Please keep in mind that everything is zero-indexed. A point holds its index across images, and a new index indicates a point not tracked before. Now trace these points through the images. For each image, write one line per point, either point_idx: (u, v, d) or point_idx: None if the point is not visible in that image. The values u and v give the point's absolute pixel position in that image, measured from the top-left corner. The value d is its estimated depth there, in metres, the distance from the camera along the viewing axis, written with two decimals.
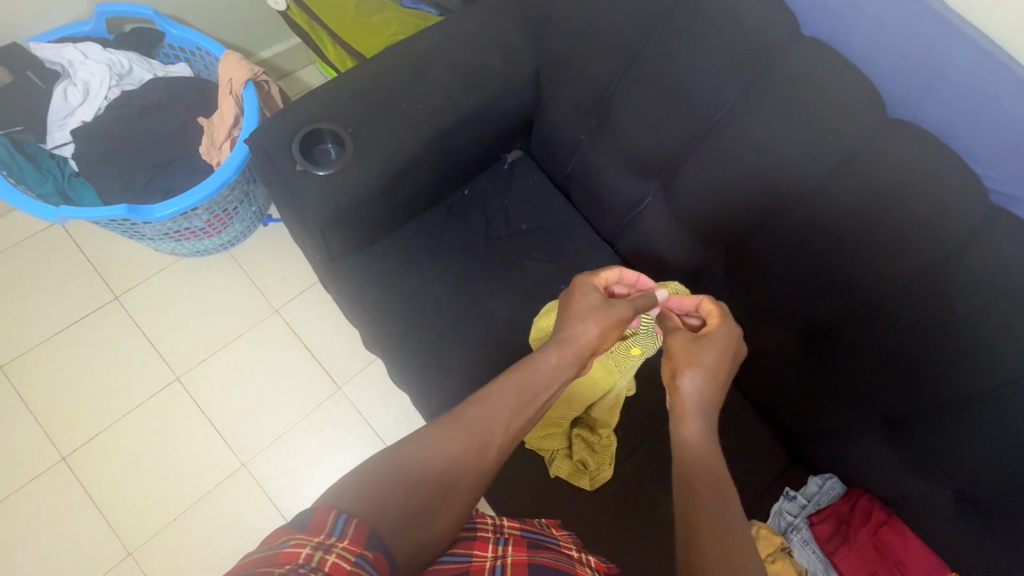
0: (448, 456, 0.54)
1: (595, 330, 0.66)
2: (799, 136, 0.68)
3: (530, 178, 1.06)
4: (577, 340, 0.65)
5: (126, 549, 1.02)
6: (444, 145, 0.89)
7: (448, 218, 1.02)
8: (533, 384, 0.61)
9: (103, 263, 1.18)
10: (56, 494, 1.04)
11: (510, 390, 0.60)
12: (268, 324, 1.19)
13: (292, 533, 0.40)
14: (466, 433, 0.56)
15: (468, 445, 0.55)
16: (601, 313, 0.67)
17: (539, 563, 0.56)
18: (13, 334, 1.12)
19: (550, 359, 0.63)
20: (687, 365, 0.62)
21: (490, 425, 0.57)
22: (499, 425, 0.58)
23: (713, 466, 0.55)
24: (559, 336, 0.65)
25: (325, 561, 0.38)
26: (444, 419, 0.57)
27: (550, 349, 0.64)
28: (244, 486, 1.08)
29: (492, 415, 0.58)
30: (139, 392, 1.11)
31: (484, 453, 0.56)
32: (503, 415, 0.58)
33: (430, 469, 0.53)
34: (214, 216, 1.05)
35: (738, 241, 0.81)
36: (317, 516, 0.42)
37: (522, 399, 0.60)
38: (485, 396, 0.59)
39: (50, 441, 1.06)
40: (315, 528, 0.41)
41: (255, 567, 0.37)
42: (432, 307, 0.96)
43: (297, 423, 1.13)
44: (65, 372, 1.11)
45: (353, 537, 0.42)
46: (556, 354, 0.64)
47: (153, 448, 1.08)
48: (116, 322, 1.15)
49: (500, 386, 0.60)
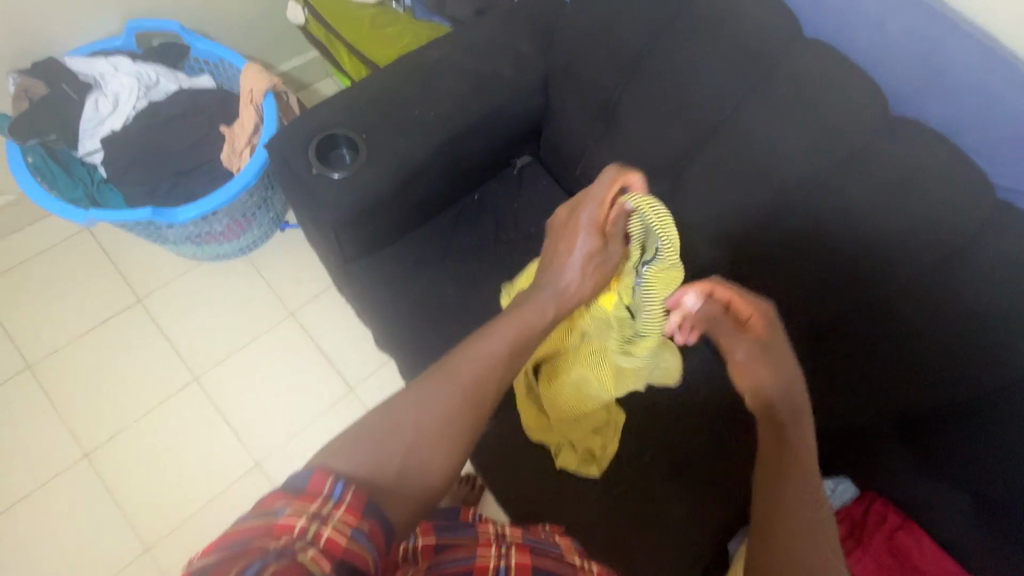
0: (442, 403, 0.55)
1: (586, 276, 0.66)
2: (802, 136, 0.70)
3: (539, 182, 1.08)
4: (567, 289, 0.66)
5: (143, 546, 1.04)
6: (455, 150, 0.92)
7: (458, 222, 1.04)
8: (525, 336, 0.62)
9: (128, 266, 1.23)
10: (77, 491, 1.06)
11: (503, 338, 0.61)
12: (283, 327, 1.22)
13: (287, 499, 0.41)
14: (453, 391, 0.56)
15: (460, 396, 0.56)
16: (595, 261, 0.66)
17: (543, 568, 0.58)
18: (41, 334, 1.16)
19: (545, 309, 0.64)
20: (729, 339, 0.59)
21: (481, 372, 0.58)
22: (490, 376, 0.58)
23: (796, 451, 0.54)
24: (550, 280, 0.66)
25: (320, 535, 0.39)
26: (434, 376, 0.57)
27: (543, 297, 0.65)
28: (258, 485, 1.10)
29: (483, 366, 0.58)
30: (159, 391, 1.15)
31: (477, 405, 0.56)
32: (495, 364, 0.59)
33: (423, 422, 0.53)
34: (233, 220, 1.09)
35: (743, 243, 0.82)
36: (315, 480, 0.44)
37: (515, 346, 0.61)
38: (473, 346, 0.60)
39: (73, 438, 1.09)
40: (312, 493, 0.42)
41: (251, 535, 0.39)
42: (442, 309, 0.98)
43: (310, 424, 1.15)
44: (88, 371, 1.14)
45: (350, 504, 0.43)
46: (553, 307, 0.65)
47: (173, 445, 1.11)
48: (138, 323, 1.19)
49: (494, 334, 0.61)
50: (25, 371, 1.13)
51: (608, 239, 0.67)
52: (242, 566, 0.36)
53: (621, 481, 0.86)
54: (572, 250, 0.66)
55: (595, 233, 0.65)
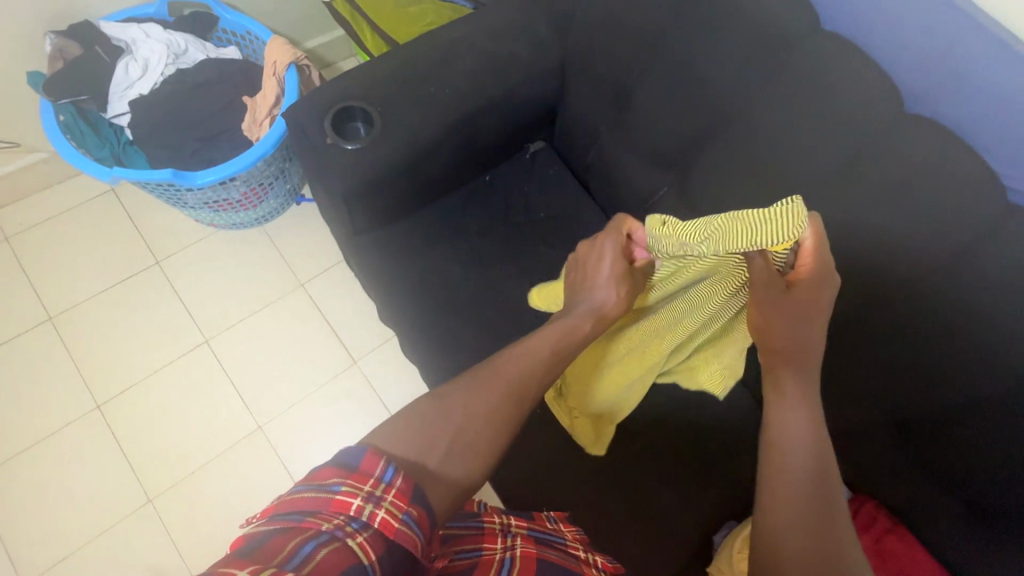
0: (487, 404, 0.57)
1: (622, 299, 0.67)
2: (812, 129, 0.69)
3: (550, 168, 1.08)
4: (603, 307, 0.67)
5: (147, 496, 1.08)
6: (467, 130, 0.93)
7: (468, 202, 1.05)
8: (564, 343, 0.64)
9: (149, 229, 1.27)
10: (87, 440, 1.10)
11: (546, 344, 0.64)
12: (293, 297, 1.25)
13: (342, 477, 0.42)
14: (499, 384, 0.58)
15: (507, 398, 0.58)
16: (627, 285, 0.67)
17: (546, 559, 0.65)
18: (64, 288, 1.20)
19: (583, 326, 0.66)
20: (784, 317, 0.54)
21: (524, 375, 0.60)
22: (532, 385, 0.60)
23: (814, 456, 0.53)
24: (583, 296, 0.68)
25: (374, 516, 0.41)
26: (481, 371, 0.59)
27: (579, 314, 0.67)
28: (259, 448, 1.13)
29: (529, 371, 0.61)
30: (171, 351, 1.18)
31: (520, 408, 0.58)
32: (539, 368, 0.61)
33: (469, 413, 0.55)
34: (251, 188, 1.12)
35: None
36: (367, 458, 0.44)
37: (558, 354, 0.63)
38: (523, 346, 0.63)
39: (87, 389, 1.13)
40: (364, 473, 0.42)
41: (304, 510, 0.40)
42: (446, 286, 0.99)
43: (313, 392, 1.18)
44: (106, 326, 1.18)
45: (401, 487, 0.43)
46: (590, 323, 0.66)
47: (181, 403, 1.15)
48: (157, 285, 1.23)
49: (540, 339, 0.64)
50: (46, 322, 1.17)
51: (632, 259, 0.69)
52: (296, 545, 0.37)
53: (610, 464, 0.87)
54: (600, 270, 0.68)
55: (620, 261, 0.67)
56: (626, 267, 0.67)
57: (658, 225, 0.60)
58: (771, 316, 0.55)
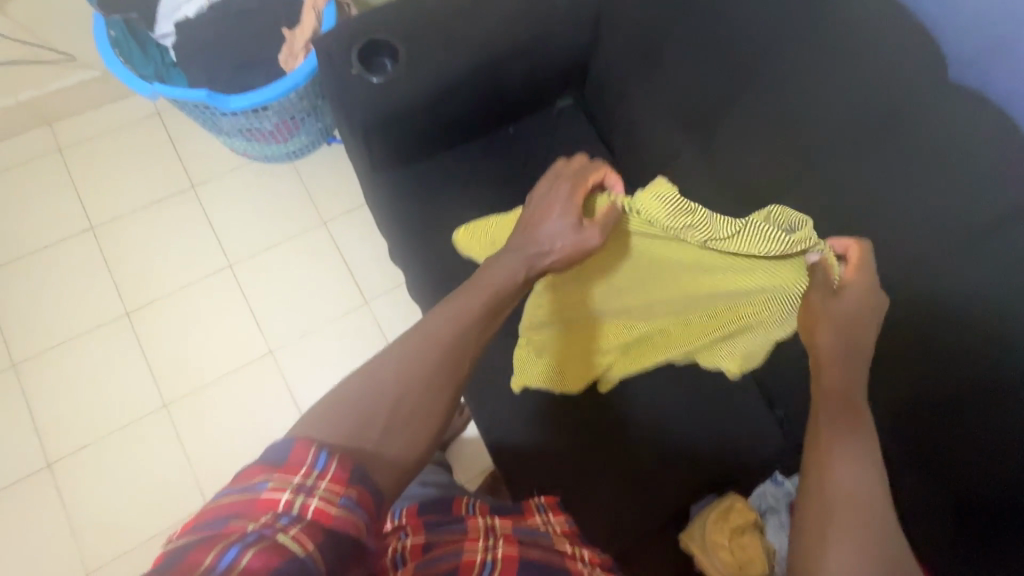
0: (421, 366, 0.54)
1: (563, 252, 0.64)
2: (844, 94, 0.66)
3: (576, 126, 1.07)
4: (542, 257, 0.63)
5: (163, 401, 1.15)
6: (493, 74, 0.92)
7: (489, 153, 1.05)
8: (498, 294, 0.61)
9: (188, 154, 1.32)
10: (114, 344, 1.18)
11: (479, 304, 0.60)
12: (314, 233, 1.29)
13: (268, 473, 0.40)
14: (431, 345, 0.55)
15: (442, 359, 0.55)
16: (574, 237, 0.63)
17: (529, 559, 0.58)
18: (107, 201, 1.28)
19: (517, 275, 0.63)
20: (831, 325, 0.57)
21: (457, 333, 0.57)
22: (469, 345, 0.57)
23: (870, 467, 0.51)
24: (523, 243, 0.64)
25: (306, 507, 0.39)
26: (407, 336, 0.56)
27: (515, 260, 0.63)
28: (268, 371, 1.19)
29: (463, 332, 0.57)
30: (197, 271, 1.25)
31: (458, 366, 0.56)
32: (475, 332, 0.58)
33: (403, 389, 0.52)
34: (283, 121, 1.15)
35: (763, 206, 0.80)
36: (296, 451, 0.42)
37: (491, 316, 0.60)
38: (451, 309, 0.58)
39: (119, 297, 1.21)
40: (294, 464, 0.41)
41: (233, 514, 0.38)
42: (458, 232, 1.00)
43: (323, 326, 1.23)
44: (141, 241, 1.25)
45: (337, 473, 0.41)
46: (526, 272, 0.63)
47: (202, 320, 1.21)
48: (190, 207, 1.29)
49: (472, 300, 0.60)
50: (88, 231, 1.25)
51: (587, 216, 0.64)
52: (220, 549, 0.35)
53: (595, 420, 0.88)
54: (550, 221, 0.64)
55: (577, 209, 0.63)
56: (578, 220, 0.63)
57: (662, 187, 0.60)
58: (817, 315, 0.59)
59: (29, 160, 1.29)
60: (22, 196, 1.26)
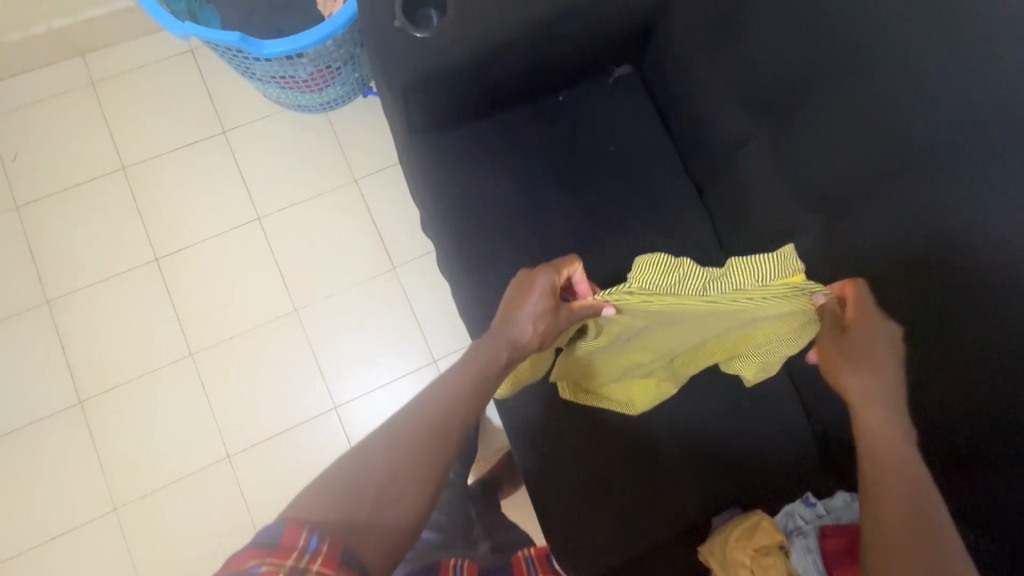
0: (410, 443, 0.57)
1: (539, 334, 0.67)
2: (962, 92, 0.56)
3: (632, 98, 0.97)
4: (521, 341, 0.67)
5: (189, 350, 1.16)
6: (550, 35, 0.83)
7: (534, 122, 0.97)
8: (482, 376, 0.65)
9: (220, 97, 1.27)
10: (143, 288, 1.18)
11: (464, 386, 0.63)
12: (345, 191, 1.24)
13: (261, 557, 0.43)
14: (418, 422, 0.59)
15: (431, 433, 0.58)
16: (549, 322, 0.67)
17: None
18: (139, 141, 1.25)
19: (498, 357, 0.67)
20: (856, 369, 0.61)
21: (444, 412, 0.61)
22: (457, 420, 0.61)
23: (917, 509, 0.53)
24: (502, 330, 0.67)
25: None
26: (397, 418, 0.59)
27: (496, 345, 0.67)
28: (292, 329, 1.18)
29: (449, 410, 0.61)
30: (226, 221, 1.22)
31: (447, 437, 0.59)
32: (461, 410, 0.62)
33: (394, 466, 0.55)
34: (318, 70, 1.08)
35: (838, 209, 0.72)
36: (288, 532, 0.46)
37: (475, 393, 0.64)
38: (437, 392, 0.62)
39: (148, 242, 1.20)
40: (286, 548, 0.44)
41: None
42: (494, 206, 0.94)
43: (349, 288, 1.20)
44: (170, 186, 1.23)
45: (324, 556, 0.45)
46: (506, 354, 0.67)
47: (229, 272, 1.20)
48: (220, 153, 1.25)
49: (456, 382, 0.64)
50: (119, 171, 1.23)
51: (560, 306, 0.67)
52: None
53: (620, 420, 0.84)
54: (526, 310, 0.66)
55: (550, 299, 0.66)
56: (553, 306, 0.66)
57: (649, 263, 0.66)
58: (837, 354, 0.63)
59: (62, 91, 1.26)
60: (56, 129, 1.24)
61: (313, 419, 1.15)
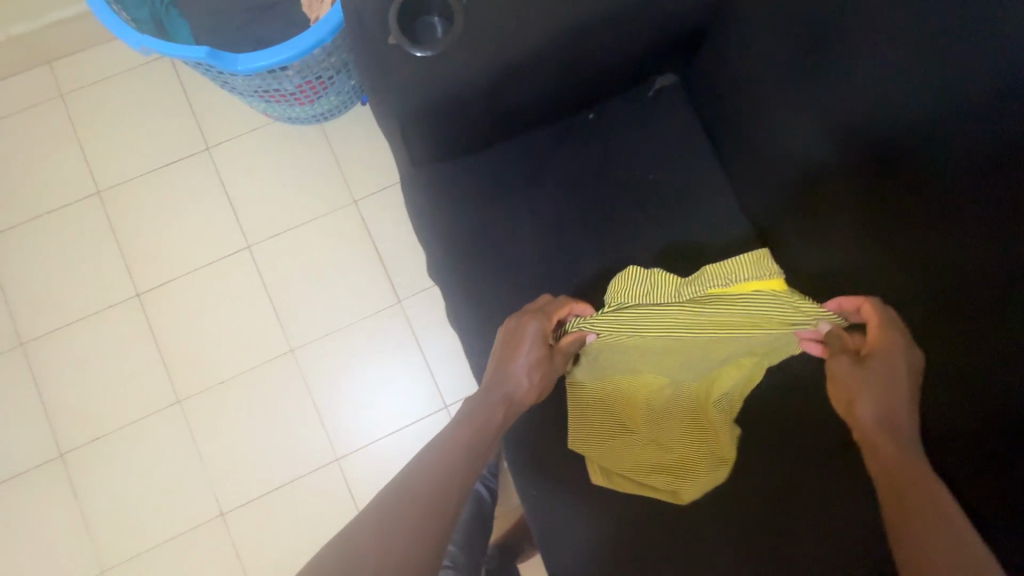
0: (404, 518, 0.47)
1: (535, 384, 0.63)
2: None
3: (675, 115, 0.82)
4: (518, 394, 0.63)
5: (175, 397, 1.05)
6: (579, 47, 0.68)
7: (559, 146, 0.82)
8: (481, 434, 0.58)
9: (201, 108, 1.13)
10: (124, 328, 1.07)
11: (456, 449, 0.55)
12: (343, 215, 1.11)
13: None
14: (408, 493, 0.49)
15: (423, 500, 0.49)
16: (545, 369, 0.63)
17: None
18: (114, 161, 1.12)
19: (496, 413, 0.61)
20: (867, 394, 0.55)
21: (435, 477, 0.52)
22: (453, 484, 0.52)
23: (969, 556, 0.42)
24: (498, 385, 0.62)
25: None
26: (381, 496, 0.49)
27: (494, 401, 0.61)
28: (289, 371, 1.07)
29: (441, 474, 0.52)
30: (212, 251, 1.10)
31: (443, 502, 0.50)
32: (456, 470, 0.53)
33: (386, 542, 0.44)
34: (307, 82, 0.93)
35: (925, 246, 0.55)
36: None
37: (468, 453, 0.55)
38: (424, 460, 0.54)
39: (128, 276, 1.08)
40: None
41: None
42: (512, 249, 0.80)
43: (350, 325, 1.08)
44: (149, 212, 1.10)
45: None
46: (505, 411, 0.62)
47: (217, 309, 1.08)
48: (204, 173, 1.12)
49: (447, 447, 0.55)
50: (93, 196, 1.10)
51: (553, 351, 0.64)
52: None
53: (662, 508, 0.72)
54: (520, 361, 0.63)
55: (541, 346, 0.63)
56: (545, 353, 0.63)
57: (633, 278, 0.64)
58: (850, 383, 0.57)
59: (28, 105, 1.13)
60: (23, 150, 1.12)
61: (312, 472, 1.04)
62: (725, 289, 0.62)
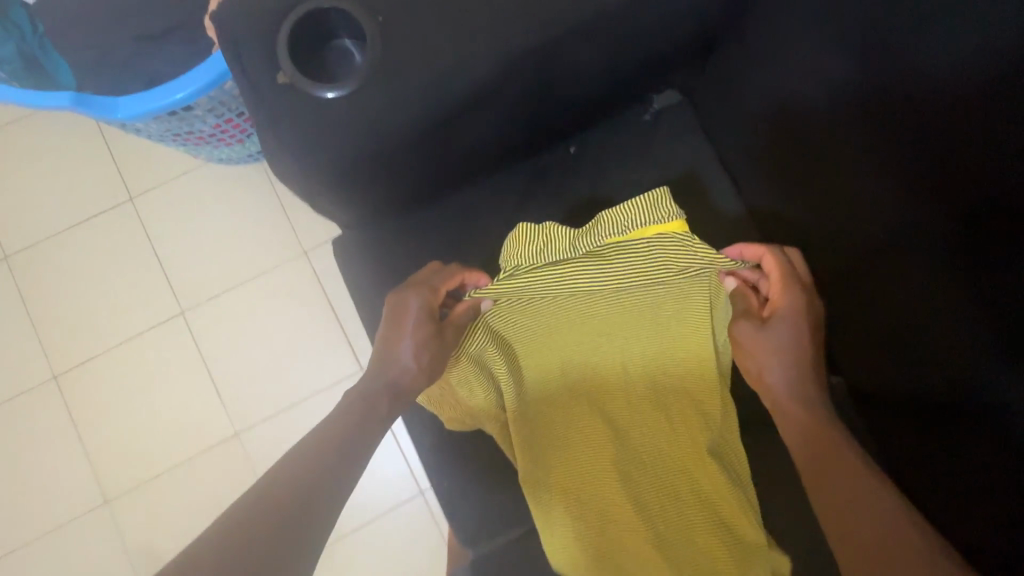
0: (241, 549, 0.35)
1: (424, 364, 0.51)
2: None
3: (677, 143, 0.66)
4: (404, 376, 0.51)
5: (103, 496, 0.90)
6: (547, 74, 0.52)
7: (533, 190, 0.66)
8: (345, 432, 0.46)
9: (121, 151, 0.96)
10: (43, 416, 0.91)
11: (321, 458, 0.43)
12: (291, 268, 0.94)
13: None
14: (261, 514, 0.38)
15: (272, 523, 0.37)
16: (434, 347, 0.51)
17: None
18: (24, 220, 0.96)
19: (370, 409, 0.49)
20: (774, 359, 0.48)
21: (294, 492, 0.40)
22: (317, 506, 0.40)
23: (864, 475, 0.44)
24: (379, 373, 0.51)
25: None
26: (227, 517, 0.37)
27: (373, 389, 0.50)
28: (235, 459, 0.90)
29: (306, 490, 0.41)
30: (139, 320, 0.93)
31: (301, 527, 0.38)
32: (320, 482, 0.42)
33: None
34: (227, 119, 0.75)
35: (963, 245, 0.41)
36: None
37: (340, 460, 0.44)
38: (286, 467, 0.42)
39: (44, 354, 0.93)
40: None
41: None
42: None
43: (305, 400, 0.92)
44: (66, 277, 0.94)
45: None
46: (386, 399, 0.50)
47: (148, 388, 0.92)
48: (126, 227, 0.95)
49: (310, 455, 0.43)
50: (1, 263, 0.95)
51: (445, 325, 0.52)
52: None
53: None
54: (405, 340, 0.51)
55: (431, 315, 0.52)
56: (436, 324, 0.51)
57: (525, 233, 0.50)
58: (756, 346, 0.49)
59: None
60: None
61: None
62: (633, 235, 0.48)
